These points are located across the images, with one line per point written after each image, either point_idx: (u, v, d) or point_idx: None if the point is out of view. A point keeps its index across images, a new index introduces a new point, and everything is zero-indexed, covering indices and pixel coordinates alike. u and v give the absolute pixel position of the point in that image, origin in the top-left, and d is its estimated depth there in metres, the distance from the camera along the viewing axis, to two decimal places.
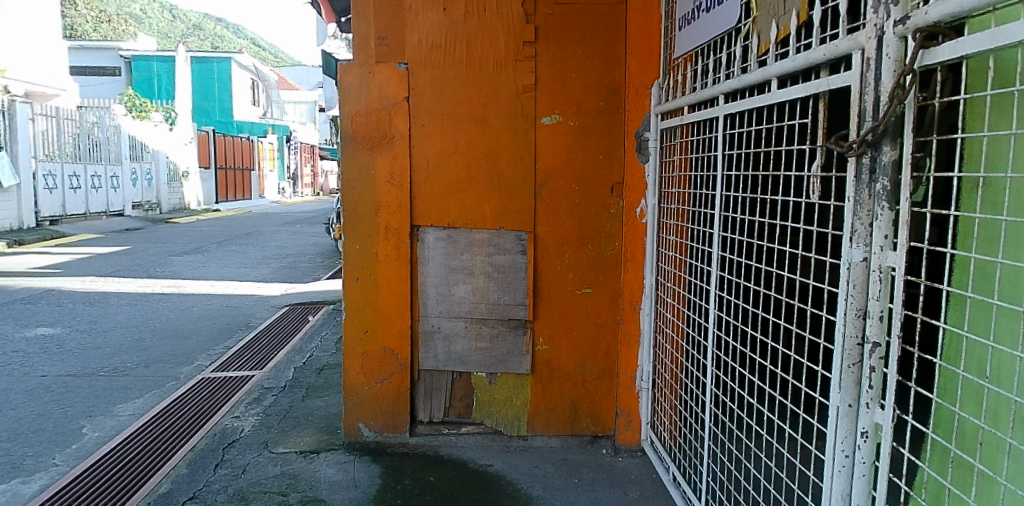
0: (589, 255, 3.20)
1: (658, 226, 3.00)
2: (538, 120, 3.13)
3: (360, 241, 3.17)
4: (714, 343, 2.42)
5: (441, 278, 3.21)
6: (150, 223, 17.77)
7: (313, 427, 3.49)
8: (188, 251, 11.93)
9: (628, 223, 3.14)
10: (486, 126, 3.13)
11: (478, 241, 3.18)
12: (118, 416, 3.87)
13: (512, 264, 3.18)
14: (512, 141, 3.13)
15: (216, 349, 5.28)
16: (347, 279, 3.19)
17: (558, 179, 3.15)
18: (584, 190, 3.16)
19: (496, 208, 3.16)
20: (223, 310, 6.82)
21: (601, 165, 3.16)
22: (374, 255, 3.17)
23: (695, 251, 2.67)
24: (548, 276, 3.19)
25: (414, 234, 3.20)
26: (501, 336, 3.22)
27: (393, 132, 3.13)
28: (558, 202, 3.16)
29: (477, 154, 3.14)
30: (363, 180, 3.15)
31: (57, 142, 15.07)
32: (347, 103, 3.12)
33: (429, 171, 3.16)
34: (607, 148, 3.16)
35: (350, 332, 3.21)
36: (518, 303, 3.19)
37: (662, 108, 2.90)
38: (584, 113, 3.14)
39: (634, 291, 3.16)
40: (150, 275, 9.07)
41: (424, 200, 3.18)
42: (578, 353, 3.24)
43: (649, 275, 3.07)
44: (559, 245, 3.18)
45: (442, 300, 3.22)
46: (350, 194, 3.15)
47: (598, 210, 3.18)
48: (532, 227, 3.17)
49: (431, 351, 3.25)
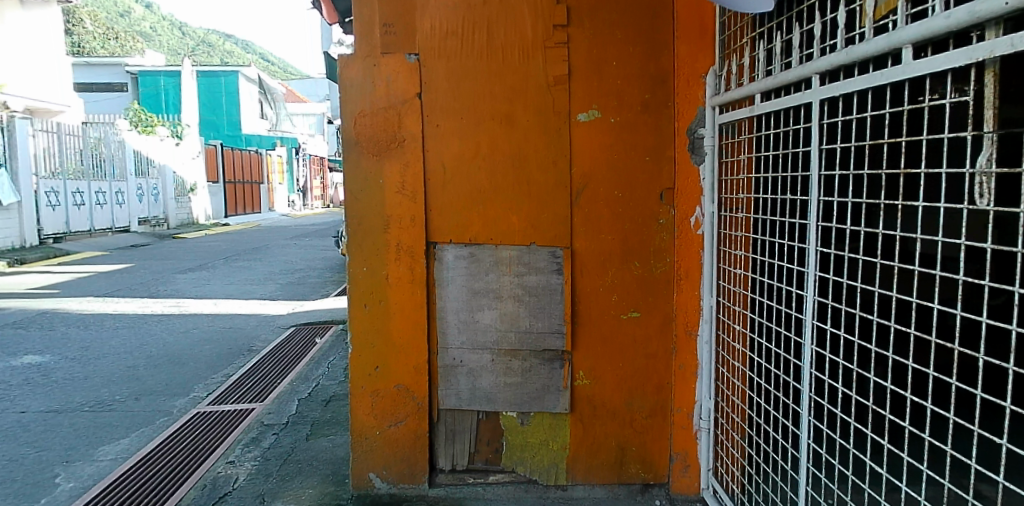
0: (635, 273, 2.72)
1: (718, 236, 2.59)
2: (573, 116, 2.68)
3: (368, 262, 2.73)
4: (812, 385, 1.90)
5: (462, 303, 2.76)
6: (157, 239, 17.51)
7: (318, 476, 3.03)
8: (194, 267, 11.55)
9: (680, 235, 2.70)
10: (512, 125, 2.68)
11: (505, 259, 2.72)
12: (97, 462, 3.42)
13: (546, 286, 2.72)
14: (543, 142, 2.68)
15: (215, 377, 4.85)
16: (353, 306, 2.74)
17: (598, 185, 2.69)
18: (628, 196, 2.70)
19: (526, 220, 2.70)
20: (225, 332, 6.41)
21: (649, 167, 2.70)
22: (385, 279, 2.74)
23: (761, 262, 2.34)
24: (589, 299, 2.73)
25: (430, 253, 2.75)
26: (534, 370, 2.75)
27: (403, 134, 2.71)
28: (598, 212, 2.70)
29: (502, 158, 2.70)
30: (370, 190, 2.72)
31: (61, 159, 14.85)
32: (349, 102, 2.70)
33: (446, 178, 2.72)
34: (654, 149, 2.69)
35: (358, 368, 2.76)
36: (554, 331, 2.72)
37: (721, 98, 2.47)
38: (627, 107, 2.68)
39: (688, 314, 2.71)
40: (152, 294, 8.68)
41: (442, 213, 2.73)
42: (625, 388, 2.76)
43: (709, 296, 2.63)
44: (600, 262, 2.71)
45: (464, 328, 2.76)
46: (355, 206, 2.72)
47: (646, 219, 2.71)
48: (569, 242, 2.70)
49: (452, 388, 2.79)
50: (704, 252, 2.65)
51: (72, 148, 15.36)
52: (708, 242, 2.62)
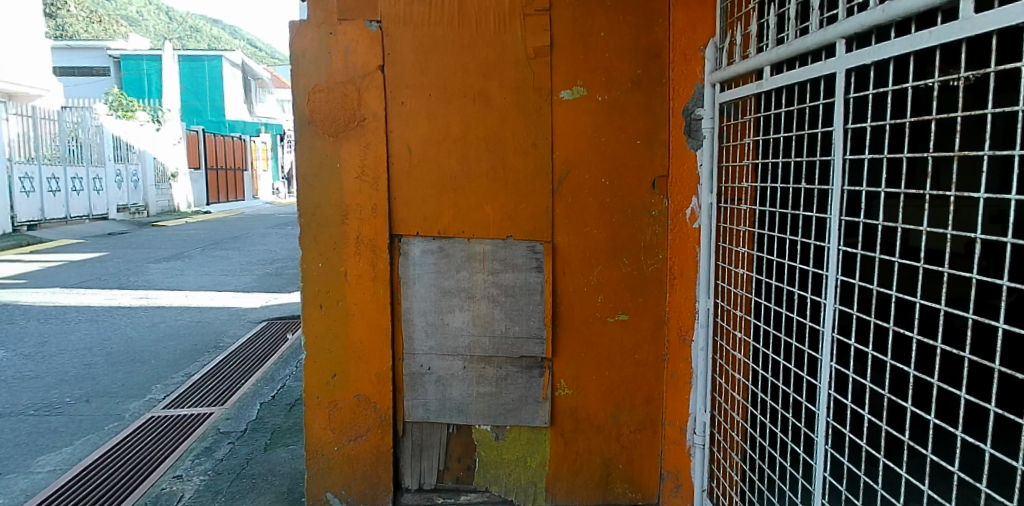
0: (623, 271, 2.43)
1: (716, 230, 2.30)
2: (555, 93, 2.36)
3: (324, 257, 2.42)
4: (830, 407, 1.62)
5: (430, 304, 2.45)
6: (136, 226, 17.02)
7: (271, 494, 2.72)
8: (169, 257, 11.13)
9: (674, 229, 2.41)
10: (487, 104, 2.37)
11: (478, 255, 2.42)
12: (32, 475, 3.05)
13: (524, 285, 2.42)
14: (522, 122, 2.37)
15: (175, 377, 4.52)
16: (308, 307, 2.43)
17: (583, 172, 2.39)
18: (616, 185, 2.40)
19: (502, 211, 2.40)
20: (193, 327, 6.07)
21: (640, 153, 2.40)
22: (343, 276, 2.43)
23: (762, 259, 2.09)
24: (572, 300, 2.43)
25: (394, 247, 2.44)
26: (511, 379, 2.46)
27: (363, 112, 2.39)
28: (583, 203, 2.40)
29: (475, 140, 2.39)
30: (325, 175, 2.41)
31: (35, 143, 14.30)
32: (301, 75, 2.38)
33: (413, 163, 2.41)
34: (646, 132, 2.39)
35: (313, 376, 2.46)
36: (534, 336, 2.43)
37: (723, 74, 2.18)
38: (616, 85, 2.38)
39: (681, 317, 2.43)
40: (121, 285, 8.28)
41: (408, 203, 2.42)
42: (611, 398, 2.48)
43: (705, 298, 2.35)
44: (584, 259, 2.42)
45: (432, 332, 2.47)
46: (309, 193, 2.41)
47: (637, 211, 2.41)
48: (551, 236, 2.40)
49: (419, 398, 2.49)
50: (701, 247, 2.37)
51: (47, 132, 14.80)
52: (705, 236, 2.33)
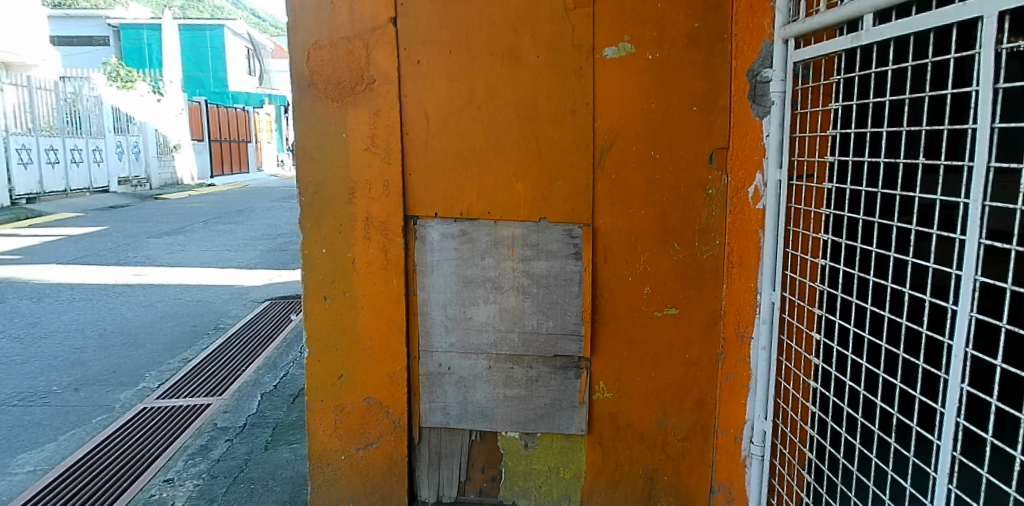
0: (672, 259, 2.11)
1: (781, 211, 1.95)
2: (598, 51, 2.01)
3: (329, 242, 2.11)
4: (958, 441, 1.31)
5: (450, 295, 2.14)
6: (138, 199, 16.72)
7: (271, 503, 2.46)
8: (169, 231, 10.82)
9: (734, 210, 2.07)
10: (517, 64, 2.02)
11: (506, 240, 2.09)
12: (10, 477, 2.81)
13: (559, 275, 2.10)
14: (558, 85, 2.02)
15: (171, 363, 4.26)
16: (310, 299, 2.13)
17: (628, 143, 2.04)
18: (668, 159, 2.06)
19: (534, 189, 2.06)
20: (192, 306, 5.81)
21: (697, 120, 2.04)
22: (350, 263, 2.12)
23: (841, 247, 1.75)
24: (613, 292, 2.12)
25: (409, 230, 2.12)
26: (542, 382, 2.16)
27: (372, 73, 2.05)
28: (629, 180, 2.06)
29: (502, 106, 2.04)
30: (330, 148, 2.08)
31: (31, 114, 13.92)
32: (299, 29, 2.04)
33: (430, 133, 2.07)
34: (704, 96, 2.03)
35: (318, 376, 2.17)
36: (570, 333, 2.12)
37: (797, 27, 1.81)
38: (669, 40, 2.00)
39: (738, 313, 2.11)
40: (118, 261, 7.99)
41: (425, 179, 2.09)
42: (656, 403, 2.19)
43: (767, 290, 2.01)
44: (629, 245, 2.09)
45: (453, 327, 2.16)
46: (310, 168, 2.08)
47: (690, 190, 2.07)
48: (591, 218, 2.06)
49: (437, 401, 2.20)
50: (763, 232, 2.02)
51: (43, 103, 14.39)
52: (771, 220, 1.97)
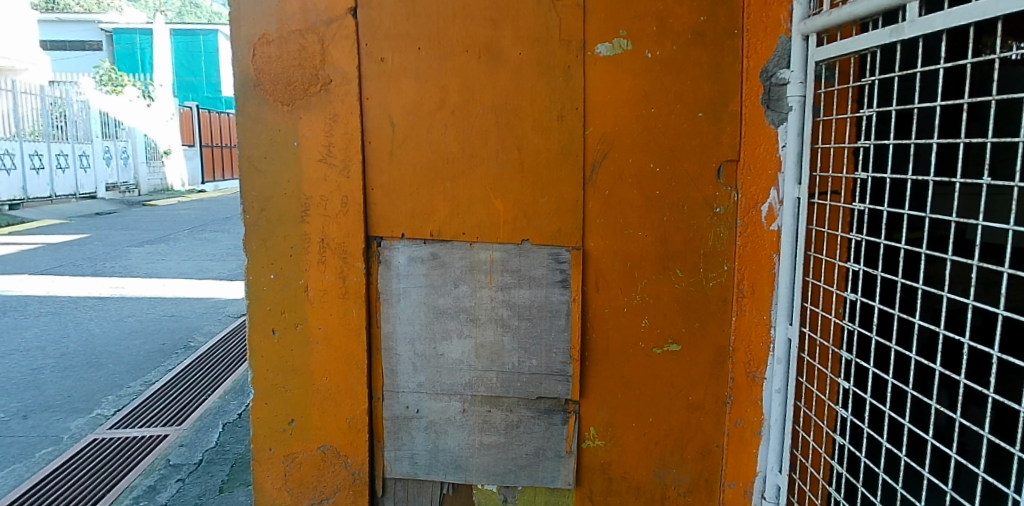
0: (673, 287, 1.83)
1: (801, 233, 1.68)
2: (589, 47, 1.74)
3: (279, 267, 1.83)
4: None
5: (419, 328, 1.86)
6: (125, 205, 16.36)
7: None
8: (152, 240, 10.48)
9: (745, 232, 1.80)
10: (497, 62, 1.75)
11: (482, 264, 1.81)
12: None
13: (543, 306, 1.82)
14: (543, 88, 1.75)
15: (132, 387, 3.96)
16: (256, 333, 1.85)
17: (623, 154, 1.77)
18: (669, 173, 1.78)
19: (515, 207, 1.79)
20: (164, 322, 5.50)
21: (703, 128, 1.77)
22: (302, 292, 1.84)
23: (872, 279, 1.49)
24: (606, 325, 1.84)
25: (372, 253, 1.84)
26: (524, 428, 1.88)
27: (328, 72, 1.77)
28: (625, 196, 1.78)
29: (479, 111, 1.77)
30: (279, 158, 1.80)
31: (15, 119, 13.54)
32: (243, 21, 1.76)
33: (395, 142, 1.80)
34: (711, 100, 1.76)
35: (266, 420, 1.89)
36: (555, 373, 1.84)
37: (817, 24, 1.54)
38: (671, 35, 1.74)
39: (750, 350, 1.83)
40: (94, 272, 7.66)
41: (389, 194, 1.81)
42: (655, 452, 1.91)
43: (782, 323, 1.74)
44: (625, 271, 1.81)
45: (422, 365, 1.87)
46: (256, 182, 1.81)
47: (694, 208, 1.80)
48: (580, 241, 1.79)
49: (404, 450, 1.91)
50: (778, 258, 1.75)
51: (28, 107, 14.02)
52: (788, 243, 1.70)
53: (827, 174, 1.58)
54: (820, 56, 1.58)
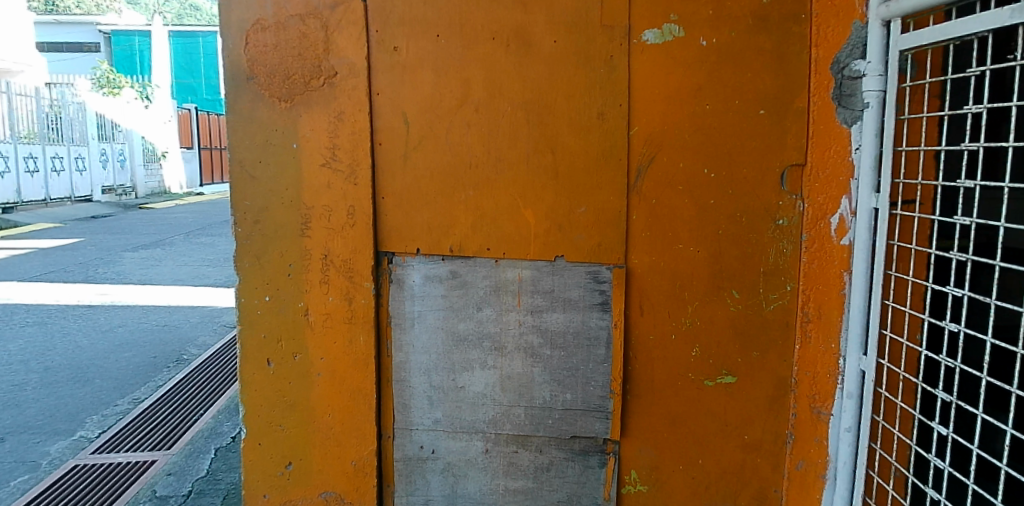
0: (728, 311, 1.59)
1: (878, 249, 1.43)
2: (634, 34, 1.50)
3: (274, 288, 1.59)
4: None
5: (436, 357, 1.62)
6: (121, 208, 16.10)
7: None
8: (148, 244, 10.22)
9: (812, 247, 1.55)
10: (527, 52, 1.51)
11: (508, 284, 1.58)
12: None
13: (578, 332, 1.58)
14: (580, 81, 1.52)
15: (120, 405, 3.71)
16: (249, 365, 1.62)
17: (673, 158, 1.53)
18: (726, 179, 1.54)
19: (547, 219, 1.55)
20: (157, 332, 5.25)
21: (765, 128, 1.53)
22: (302, 316, 1.60)
23: (967, 306, 1.23)
24: (650, 354, 1.60)
25: (381, 271, 1.60)
26: (555, 471, 1.64)
27: (332, 63, 1.53)
28: (674, 206, 1.54)
29: (506, 109, 1.53)
30: (275, 162, 1.56)
31: (10, 120, 13.29)
32: (235, 5, 1.53)
33: (409, 143, 1.56)
34: (774, 96, 1.52)
35: (260, 463, 1.65)
36: (592, 409, 1.60)
37: (905, 7, 1.29)
38: (730, 19, 1.50)
39: (815, 382, 1.58)
40: (87, 278, 7.41)
41: (402, 203, 1.58)
42: (705, 497, 1.67)
43: (854, 354, 1.49)
44: (674, 292, 1.57)
45: (439, 399, 1.63)
46: (249, 189, 1.57)
47: (755, 219, 1.56)
48: (623, 257, 1.55)
49: (417, 496, 1.67)
50: (849, 277, 1.51)
51: (23, 109, 13.76)
52: (862, 260, 1.46)
53: (917, 181, 1.34)
54: (908, 44, 1.32)
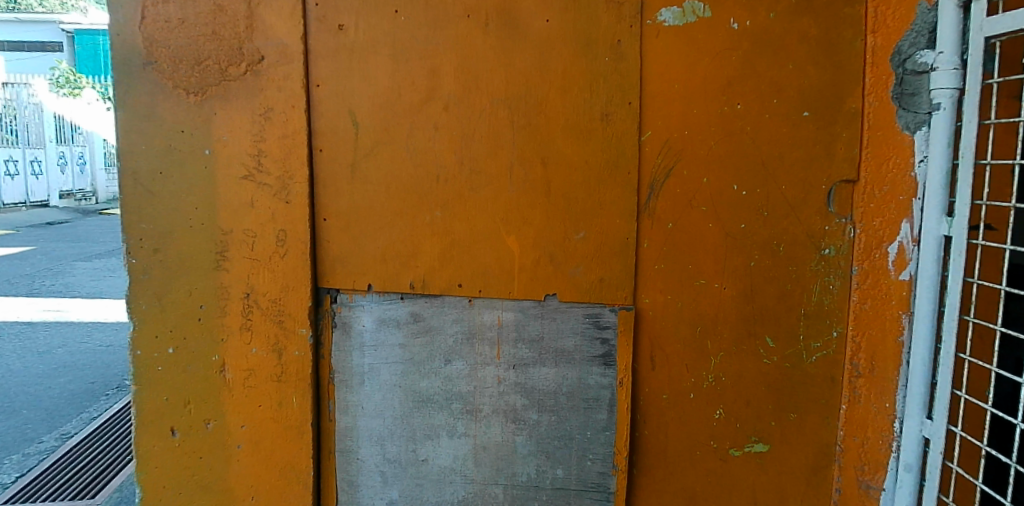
0: (760, 364, 1.26)
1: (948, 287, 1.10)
2: (648, 13, 1.18)
3: (181, 338, 1.23)
4: None
5: (391, 422, 1.27)
6: (80, 214, 15.34)
7: None
8: (105, 253, 9.63)
9: (864, 283, 1.22)
10: (511, 35, 1.18)
11: (484, 331, 1.23)
12: None
13: (573, 391, 1.24)
14: (579, 73, 1.19)
15: (45, 441, 3.26)
16: (147, 436, 1.25)
17: (694, 171, 1.21)
18: (760, 199, 1.22)
19: (535, 247, 1.22)
20: (101, 353, 4.78)
21: (809, 135, 1.21)
22: (217, 373, 1.24)
23: None
24: (664, 417, 1.27)
25: (323, 314, 1.24)
26: None
27: (258, 44, 1.18)
28: (696, 232, 1.22)
29: (483, 106, 1.20)
30: (181, 173, 1.20)
31: None
32: None
33: (358, 150, 1.21)
34: (822, 94, 1.20)
35: None
36: (590, 488, 1.27)
37: None
38: None
39: (865, 450, 1.23)
40: (31, 290, 6.84)
41: (349, 226, 1.22)
42: None
43: (913, 417, 1.15)
44: (694, 341, 1.25)
45: (395, 475, 1.28)
46: (147, 209, 1.20)
47: (795, 249, 1.24)
48: (631, 297, 1.22)
49: None
50: (907, 320, 1.17)
51: None
52: (925, 301, 1.12)
53: (1009, 203, 1.01)
54: (999, 27, 0.99)
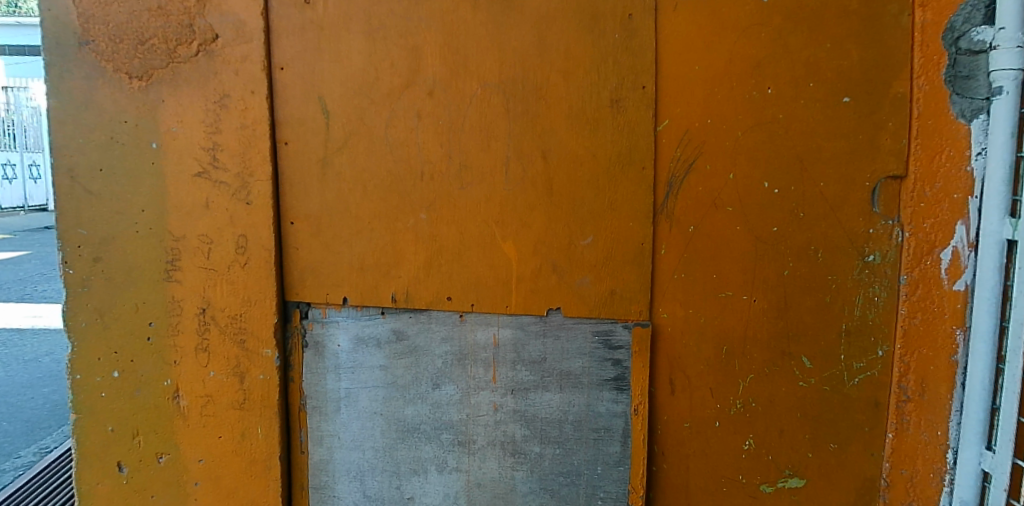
0: (795, 389, 1.08)
1: (1012, 298, 0.94)
2: None
3: (128, 360, 1.07)
4: None
5: (372, 455, 1.10)
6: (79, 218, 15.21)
7: None
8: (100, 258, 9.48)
9: (914, 295, 1.02)
10: (504, 9, 1.02)
11: (477, 350, 1.07)
12: None
13: (579, 420, 1.08)
14: (581, 53, 1.03)
15: None
16: (90, 472, 1.09)
17: (718, 166, 1.04)
18: (794, 197, 1.05)
19: (539, 254, 1.06)
20: None
21: (850, 124, 1.03)
22: (169, 400, 1.08)
23: None
24: (683, 449, 1.11)
25: (292, 332, 1.08)
26: None
27: (212, 21, 1.02)
28: (722, 236, 1.06)
29: (473, 93, 1.04)
30: (126, 172, 1.05)
31: None
32: None
33: (330, 144, 1.05)
34: (866, 77, 1.02)
35: None
36: None
37: None
38: None
39: (915, 484, 1.05)
40: (22, 296, 6.70)
41: (322, 232, 1.07)
42: None
43: (970, 448, 0.99)
44: (716, 361, 1.08)
45: None
46: (89, 213, 1.05)
47: (835, 255, 1.05)
48: (644, 312, 1.06)
49: None
50: (961, 336, 1.00)
51: None
52: (985, 315, 0.96)
53: None
54: None
